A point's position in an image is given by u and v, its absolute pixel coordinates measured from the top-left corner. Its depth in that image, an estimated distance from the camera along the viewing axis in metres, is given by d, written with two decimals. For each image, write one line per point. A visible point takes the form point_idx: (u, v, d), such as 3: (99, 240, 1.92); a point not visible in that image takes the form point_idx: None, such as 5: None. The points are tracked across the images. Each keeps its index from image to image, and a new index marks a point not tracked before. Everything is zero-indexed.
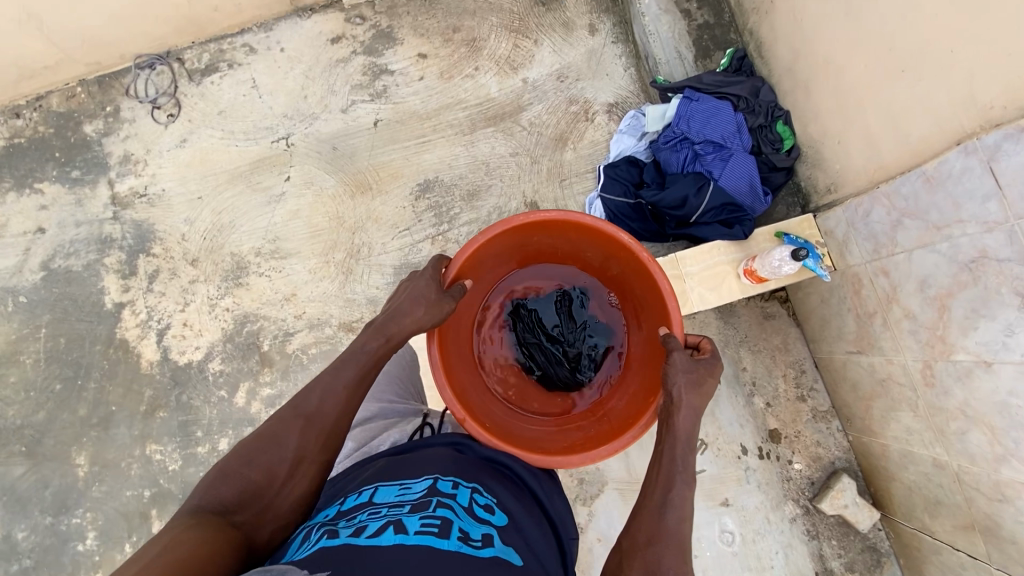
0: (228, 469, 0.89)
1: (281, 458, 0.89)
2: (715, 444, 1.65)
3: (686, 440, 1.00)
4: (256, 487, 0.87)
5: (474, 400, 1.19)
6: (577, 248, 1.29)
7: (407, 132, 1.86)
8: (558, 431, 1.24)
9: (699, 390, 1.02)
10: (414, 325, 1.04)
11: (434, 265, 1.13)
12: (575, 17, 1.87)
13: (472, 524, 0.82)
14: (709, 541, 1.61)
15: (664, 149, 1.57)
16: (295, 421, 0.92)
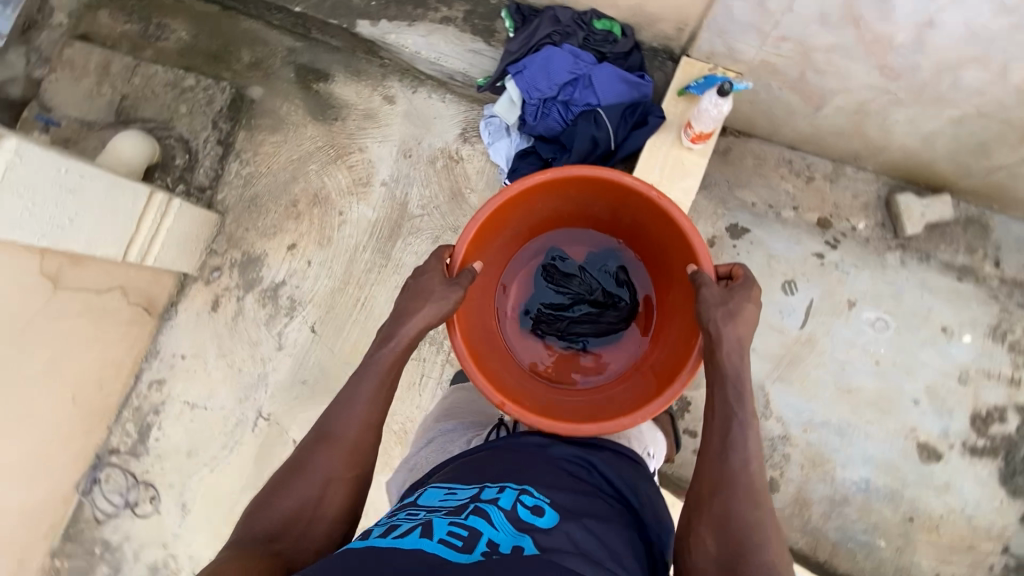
0: (267, 496, 0.95)
1: (314, 480, 0.95)
2: (799, 274, 1.62)
3: (740, 373, 1.01)
4: (293, 511, 0.93)
5: (511, 384, 1.21)
6: (582, 206, 1.30)
7: (343, 310, 1.76)
8: (595, 398, 1.27)
9: (735, 319, 1.02)
10: (422, 324, 1.05)
11: (437, 256, 1.12)
12: (369, 105, 1.83)
13: (508, 534, 0.79)
14: (873, 341, 1.58)
15: (539, 122, 1.55)
16: (329, 443, 0.99)
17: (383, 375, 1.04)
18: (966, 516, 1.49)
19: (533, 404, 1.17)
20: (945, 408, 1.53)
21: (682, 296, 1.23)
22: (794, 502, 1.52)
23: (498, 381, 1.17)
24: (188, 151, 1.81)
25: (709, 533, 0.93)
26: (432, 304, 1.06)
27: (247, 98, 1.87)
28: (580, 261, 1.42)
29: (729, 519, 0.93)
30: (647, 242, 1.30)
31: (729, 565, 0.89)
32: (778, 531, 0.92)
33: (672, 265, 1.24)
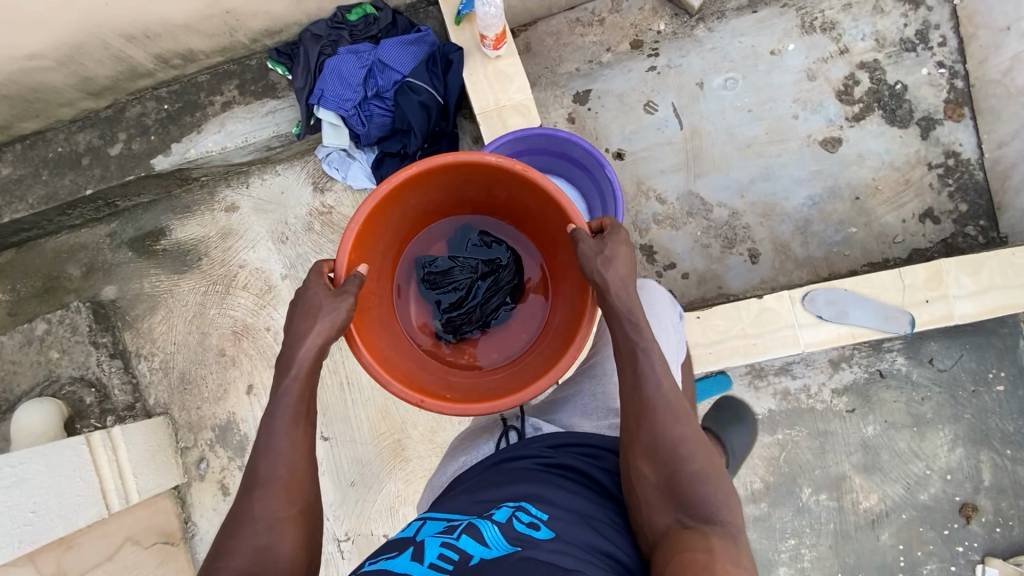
0: (210, 562, 0.85)
1: (257, 532, 0.86)
2: (649, 93, 1.78)
3: (636, 317, 0.97)
4: (244, 571, 0.83)
5: (427, 379, 1.12)
6: (457, 191, 1.18)
7: (335, 400, 1.73)
8: (509, 367, 1.18)
9: (614, 263, 0.98)
10: (321, 339, 0.96)
11: (317, 273, 1.01)
12: (217, 224, 1.82)
13: (503, 546, 0.72)
14: (735, 99, 1.76)
15: (369, 125, 1.59)
16: (262, 488, 0.90)
17: (295, 404, 0.95)
18: (889, 165, 1.70)
19: (453, 393, 1.09)
20: (817, 105, 1.74)
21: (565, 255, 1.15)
22: (777, 251, 1.70)
23: (412, 379, 1.08)
24: (93, 387, 1.66)
25: (647, 462, 0.89)
26: (331, 315, 0.96)
27: (107, 301, 1.79)
28: (462, 241, 1.29)
29: (662, 447, 0.89)
30: (523, 214, 1.21)
31: (671, 487, 0.86)
32: (705, 445, 0.91)
33: (548, 229, 1.16)
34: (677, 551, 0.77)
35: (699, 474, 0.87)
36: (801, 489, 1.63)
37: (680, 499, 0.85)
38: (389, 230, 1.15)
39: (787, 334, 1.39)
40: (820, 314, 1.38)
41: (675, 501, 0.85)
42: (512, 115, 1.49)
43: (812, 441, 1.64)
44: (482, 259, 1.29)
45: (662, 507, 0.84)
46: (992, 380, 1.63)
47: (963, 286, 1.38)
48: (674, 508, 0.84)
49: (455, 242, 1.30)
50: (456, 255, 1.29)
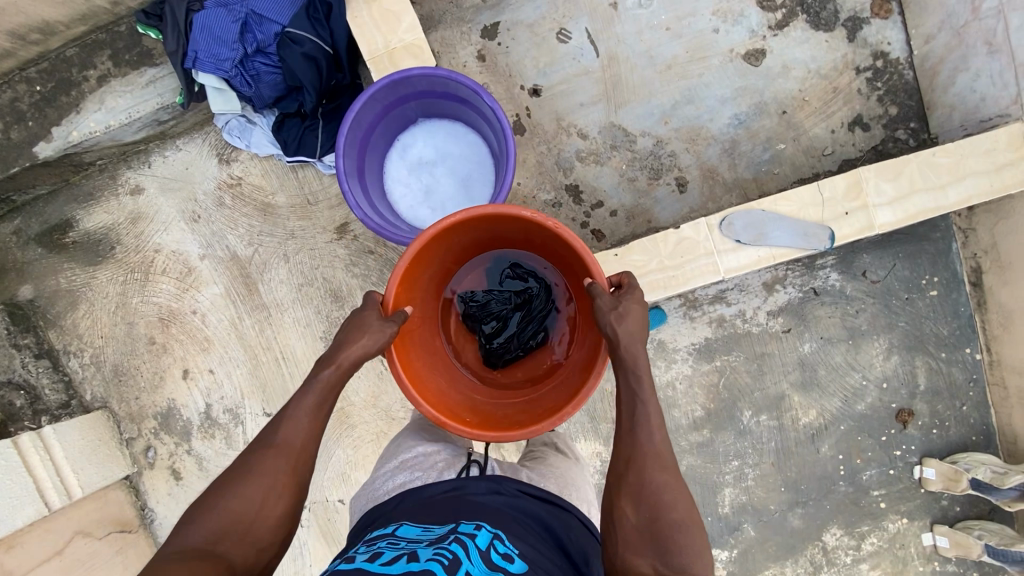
0: (206, 497, 0.85)
1: (253, 492, 0.84)
2: (560, 20, 1.66)
3: (637, 366, 0.93)
4: (226, 518, 0.82)
5: (453, 401, 1.11)
6: (496, 229, 1.15)
7: (272, 376, 1.71)
8: (530, 396, 1.15)
9: (627, 318, 0.95)
10: (361, 352, 0.95)
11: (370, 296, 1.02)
12: (126, 209, 1.73)
13: (485, 569, 0.72)
14: (652, 17, 1.65)
15: (257, 84, 1.48)
16: (272, 453, 0.88)
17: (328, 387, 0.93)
18: (815, 72, 1.61)
19: (472, 418, 1.07)
20: (737, 15, 1.63)
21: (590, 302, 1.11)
22: (705, 177, 1.64)
23: (437, 400, 1.07)
24: (22, 390, 1.62)
25: (629, 503, 0.87)
26: (374, 337, 0.95)
27: (24, 302, 1.73)
28: (497, 272, 1.26)
29: (647, 489, 0.87)
30: (560, 257, 1.17)
31: (650, 532, 0.84)
32: (687, 495, 0.88)
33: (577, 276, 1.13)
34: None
35: (680, 524, 0.84)
36: (741, 413, 1.65)
37: (658, 545, 0.82)
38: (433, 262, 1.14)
39: (706, 263, 1.35)
40: (739, 238, 1.33)
41: (653, 546, 0.83)
42: (404, 58, 1.40)
43: (750, 365, 1.64)
44: (516, 292, 1.25)
45: (638, 551, 0.83)
46: (925, 286, 1.62)
47: (882, 193, 1.33)
48: (651, 551, 0.82)
49: (494, 272, 1.27)
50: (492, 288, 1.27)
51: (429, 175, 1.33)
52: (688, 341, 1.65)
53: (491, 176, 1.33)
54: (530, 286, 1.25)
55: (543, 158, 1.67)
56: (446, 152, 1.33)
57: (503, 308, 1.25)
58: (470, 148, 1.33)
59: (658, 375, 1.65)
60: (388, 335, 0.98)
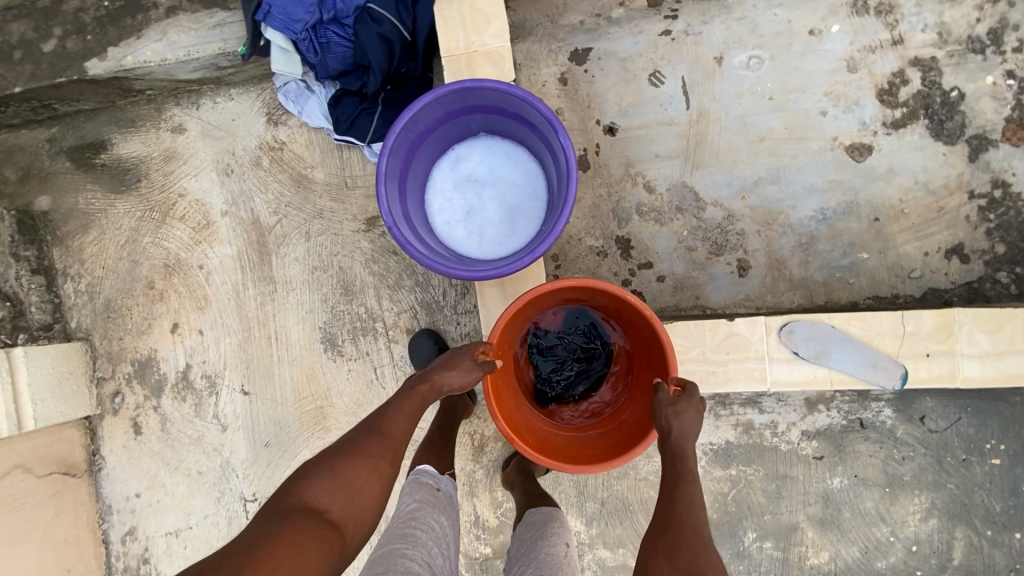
0: (313, 464, 0.93)
1: (358, 472, 0.93)
2: (656, 61, 1.52)
3: (687, 454, 0.91)
4: (332, 488, 0.90)
5: (513, 418, 1.06)
6: (593, 296, 1.08)
7: (260, 354, 1.61)
8: (576, 435, 1.10)
9: (683, 419, 0.92)
10: (461, 384, 1.03)
11: (473, 348, 1.04)
12: (162, 145, 1.65)
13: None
14: (758, 82, 1.48)
15: (324, 54, 1.39)
16: (374, 440, 0.98)
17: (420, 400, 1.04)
18: (922, 186, 1.44)
19: (530, 439, 1.05)
20: (852, 102, 1.45)
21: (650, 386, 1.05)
22: (770, 267, 1.47)
23: (507, 413, 1.04)
24: (8, 301, 1.56)
25: (665, 557, 0.81)
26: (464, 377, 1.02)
27: (38, 212, 1.67)
28: (576, 324, 1.17)
29: (687, 548, 0.80)
30: (639, 338, 1.09)
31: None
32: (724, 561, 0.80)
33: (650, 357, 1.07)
34: None
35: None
36: (744, 533, 1.47)
37: None
38: (532, 304, 1.09)
39: (753, 368, 1.19)
40: (797, 351, 1.17)
41: None
42: (482, 63, 1.29)
43: (767, 484, 1.47)
44: (588, 342, 1.17)
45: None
46: (988, 451, 1.42)
47: (975, 345, 1.15)
48: None
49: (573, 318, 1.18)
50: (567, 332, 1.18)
51: (474, 194, 1.21)
52: (706, 439, 1.48)
53: (540, 213, 1.20)
54: (599, 344, 1.17)
55: (601, 202, 1.53)
56: (499, 175, 1.21)
57: (567, 356, 1.17)
58: (527, 177, 1.21)
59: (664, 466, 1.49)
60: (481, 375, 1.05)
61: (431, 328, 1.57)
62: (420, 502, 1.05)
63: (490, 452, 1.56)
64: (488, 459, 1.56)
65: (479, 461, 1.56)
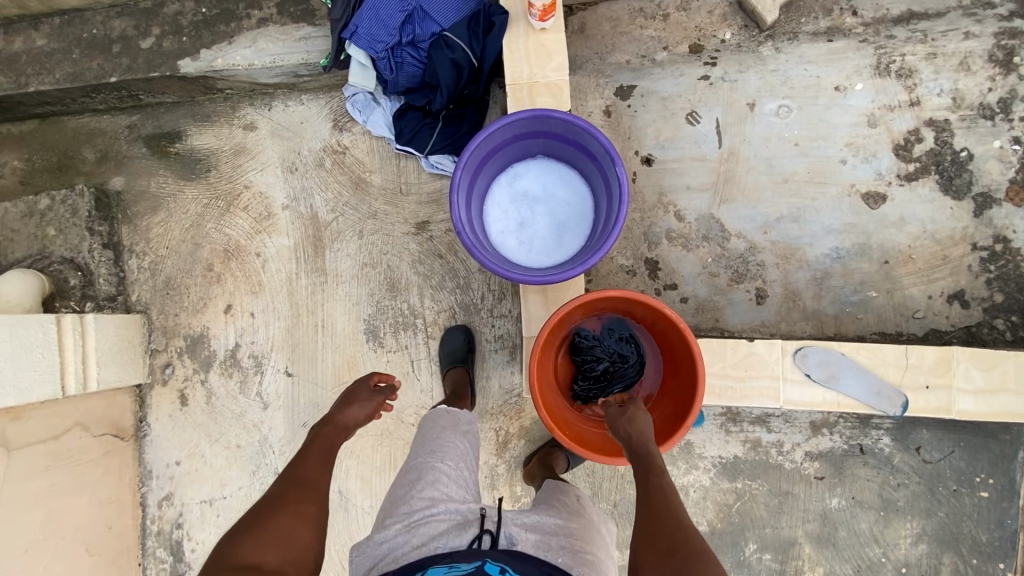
0: (238, 530, 0.95)
1: (285, 522, 0.98)
2: (694, 102, 1.67)
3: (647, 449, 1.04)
4: (265, 541, 0.93)
5: (552, 411, 1.17)
6: (634, 309, 1.20)
7: (306, 339, 1.73)
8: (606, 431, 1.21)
9: (635, 423, 1.10)
10: (361, 412, 1.34)
11: (368, 380, 1.43)
12: (233, 140, 1.79)
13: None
14: (785, 129, 1.63)
15: (398, 72, 1.54)
16: (293, 494, 1.05)
17: (328, 440, 1.22)
18: (930, 235, 1.57)
19: (567, 431, 1.16)
20: (870, 154, 1.59)
21: (679, 391, 1.16)
22: (786, 297, 1.60)
23: (547, 406, 1.16)
24: (80, 271, 1.70)
25: (647, 548, 0.87)
26: (364, 406, 1.35)
27: (112, 191, 1.81)
28: (614, 333, 1.29)
29: (665, 530, 0.88)
30: (671, 350, 1.20)
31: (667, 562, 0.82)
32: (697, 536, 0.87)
33: (681, 368, 1.17)
34: None
35: (699, 555, 0.82)
36: (745, 544, 1.57)
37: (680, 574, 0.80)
38: (578, 311, 1.20)
39: (767, 386, 1.31)
40: (809, 374, 1.29)
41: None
42: (541, 93, 1.44)
43: (771, 500, 1.57)
44: (623, 350, 1.28)
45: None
46: (977, 484, 1.53)
47: (971, 381, 1.27)
48: None
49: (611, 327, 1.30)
50: (604, 338, 1.30)
51: (528, 209, 1.35)
52: (716, 453, 1.59)
53: (586, 231, 1.33)
54: (632, 354, 1.28)
55: (634, 225, 1.66)
56: (552, 193, 1.35)
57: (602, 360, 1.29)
58: (577, 198, 1.34)
59: (675, 475, 1.59)
60: (374, 403, 1.37)
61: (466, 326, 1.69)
62: (443, 428, 1.22)
63: (513, 448, 1.67)
64: (510, 454, 1.66)
65: (501, 456, 1.67)
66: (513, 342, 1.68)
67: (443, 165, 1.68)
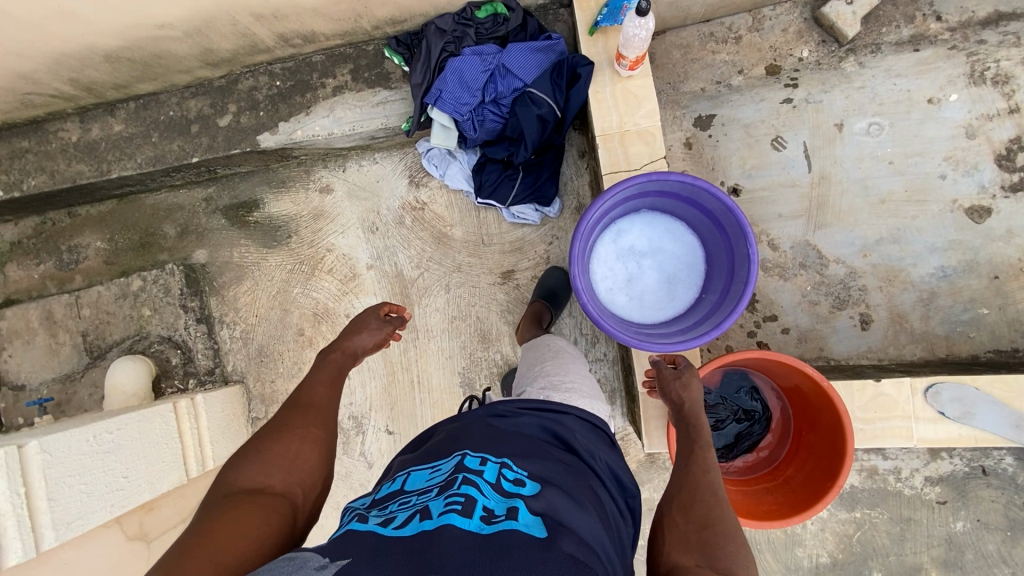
0: (246, 452, 0.95)
1: (290, 445, 0.97)
2: (777, 127, 1.63)
3: (696, 420, 1.08)
4: (266, 464, 0.92)
5: None
6: (760, 364, 1.20)
7: (403, 396, 1.74)
8: (746, 489, 1.21)
9: (689, 389, 1.12)
10: (374, 342, 1.33)
11: (380, 307, 1.42)
12: (310, 204, 1.80)
13: (499, 501, 0.76)
14: (878, 147, 1.59)
15: (479, 128, 1.52)
16: (299, 417, 1.04)
17: (339, 364, 1.23)
18: None
19: None
20: (971, 167, 1.54)
21: (819, 445, 1.15)
22: (893, 320, 1.56)
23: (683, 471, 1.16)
24: (180, 349, 1.75)
25: (680, 513, 0.90)
26: (374, 334, 1.32)
27: (196, 265, 1.83)
28: (738, 386, 1.29)
29: (701, 503, 0.90)
30: (805, 404, 1.19)
31: (701, 537, 0.85)
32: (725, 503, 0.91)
33: (817, 422, 1.16)
34: None
35: (730, 536, 0.85)
36: (869, 573, 1.56)
37: (708, 549, 0.83)
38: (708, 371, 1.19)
39: (899, 426, 1.28)
40: (943, 412, 1.26)
41: (700, 548, 0.83)
42: (634, 142, 1.41)
43: (893, 526, 1.55)
44: (748, 403, 1.28)
45: (685, 550, 0.84)
46: None
47: None
48: (697, 552, 0.83)
49: (732, 381, 1.30)
50: (727, 393, 1.29)
51: (636, 263, 1.32)
52: None
53: (698, 282, 1.32)
54: (758, 408, 1.29)
55: None
56: (659, 246, 1.33)
57: (728, 415, 1.29)
58: (686, 250, 1.32)
59: None
60: (384, 332, 1.35)
61: None
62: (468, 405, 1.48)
63: None
64: None
65: None
66: (612, 385, 1.67)
67: (526, 214, 1.66)
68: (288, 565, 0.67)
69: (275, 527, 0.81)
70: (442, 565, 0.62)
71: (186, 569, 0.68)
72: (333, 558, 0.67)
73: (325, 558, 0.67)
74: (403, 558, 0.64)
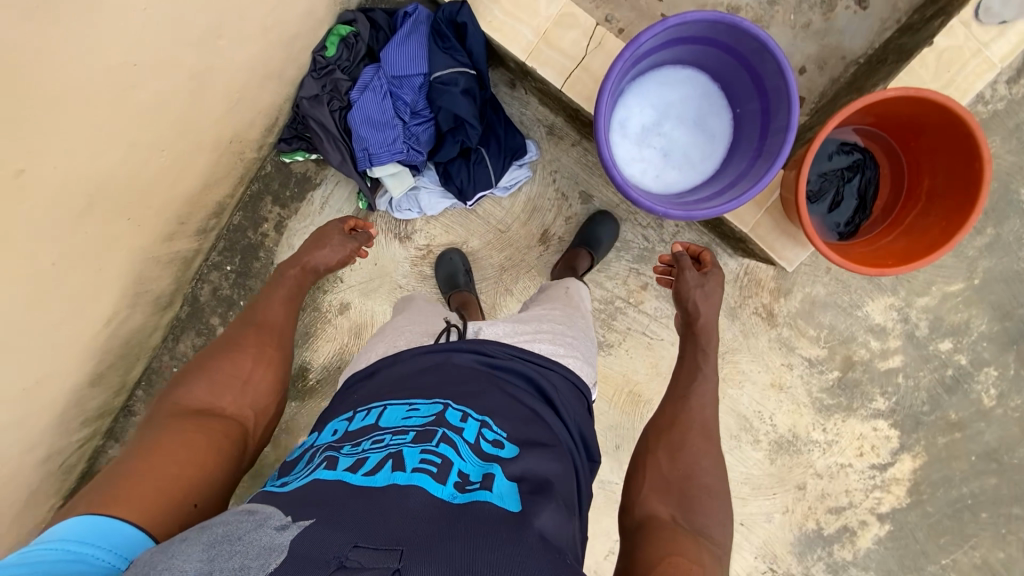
0: (197, 366, 0.98)
1: (241, 364, 1.00)
2: None
3: (705, 335, 1.18)
4: (211, 384, 0.95)
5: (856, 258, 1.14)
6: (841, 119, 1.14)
7: None
8: (904, 231, 1.17)
9: (706, 300, 1.19)
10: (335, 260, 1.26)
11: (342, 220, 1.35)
12: (345, 329, 1.64)
13: (476, 465, 0.72)
14: None
15: (419, 145, 1.35)
16: (252, 335, 1.05)
17: (297, 282, 1.20)
18: None
19: (884, 260, 1.12)
20: None
21: (940, 140, 1.11)
22: None
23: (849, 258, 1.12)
24: None
25: (665, 457, 1.00)
26: (336, 251, 1.24)
27: None
28: (828, 152, 1.23)
29: (689, 451, 1.00)
30: (901, 117, 1.14)
31: (681, 488, 0.95)
32: (711, 454, 1.00)
33: (923, 123, 1.11)
34: (673, 539, 0.86)
35: (708, 493, 0.94)
36: (1018, 193, 1.54)
37: (687, 502, 0.93)
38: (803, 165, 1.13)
39: (977, 62, 1.22)
40: (1005, 18, 1.18)
41: (679, 499, 0.93)
42: (560, 34, 1.25)
43: (1008, 143, 1.52)
44: (847, 160, 1.23)
45: (665, 499, 0.94)
46: None
47: None
48: (675, 503, 0.93)
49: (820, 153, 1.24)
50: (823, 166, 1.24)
51: (659, 135, 1.21)
52: None
53: (723, 103, 1.21)
54: (858, 155, 1.23)
55: None
56: (665, 103, 1.21)
57: (838, 182, 1.24)
58: (687, 86, 1.21)
59: None
60: (346, 249, 1.28)
61: (661, 269, 1.61)
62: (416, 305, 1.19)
63: (779, 309, 1.62)
64: (783, 315, 1.62)
65: (777, 323, 1.63)
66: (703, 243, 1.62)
67: (514, 178, 1.55)
68: (242, 521, 0.58)
69: (222, 455, 0.83)
70: (414, 534, 0.57)
71: (122, 485, 0.72)
72: (295, 518, 0.59)
73: (285, 519, 0.59)
74: (372, 514, 0.60)
